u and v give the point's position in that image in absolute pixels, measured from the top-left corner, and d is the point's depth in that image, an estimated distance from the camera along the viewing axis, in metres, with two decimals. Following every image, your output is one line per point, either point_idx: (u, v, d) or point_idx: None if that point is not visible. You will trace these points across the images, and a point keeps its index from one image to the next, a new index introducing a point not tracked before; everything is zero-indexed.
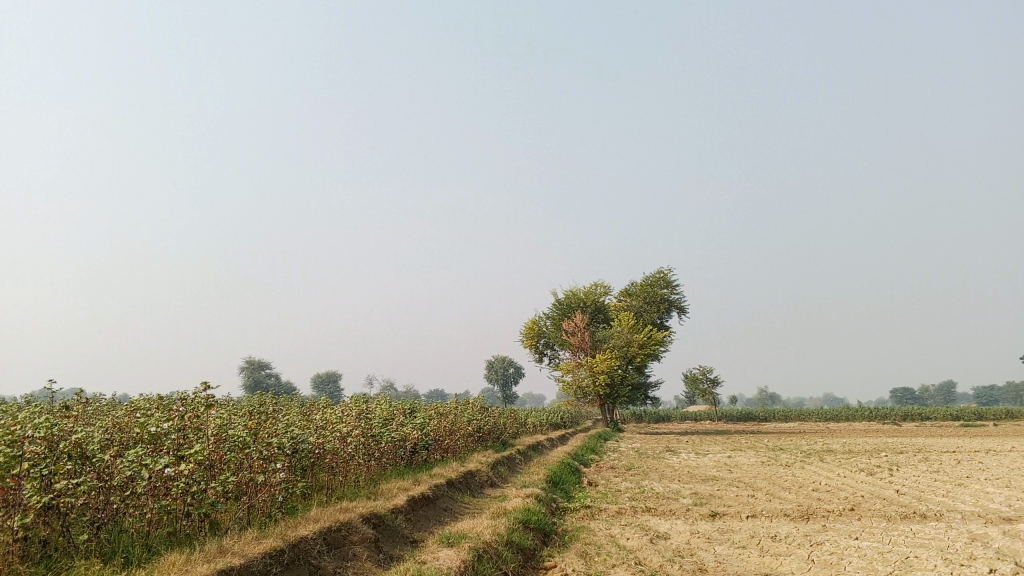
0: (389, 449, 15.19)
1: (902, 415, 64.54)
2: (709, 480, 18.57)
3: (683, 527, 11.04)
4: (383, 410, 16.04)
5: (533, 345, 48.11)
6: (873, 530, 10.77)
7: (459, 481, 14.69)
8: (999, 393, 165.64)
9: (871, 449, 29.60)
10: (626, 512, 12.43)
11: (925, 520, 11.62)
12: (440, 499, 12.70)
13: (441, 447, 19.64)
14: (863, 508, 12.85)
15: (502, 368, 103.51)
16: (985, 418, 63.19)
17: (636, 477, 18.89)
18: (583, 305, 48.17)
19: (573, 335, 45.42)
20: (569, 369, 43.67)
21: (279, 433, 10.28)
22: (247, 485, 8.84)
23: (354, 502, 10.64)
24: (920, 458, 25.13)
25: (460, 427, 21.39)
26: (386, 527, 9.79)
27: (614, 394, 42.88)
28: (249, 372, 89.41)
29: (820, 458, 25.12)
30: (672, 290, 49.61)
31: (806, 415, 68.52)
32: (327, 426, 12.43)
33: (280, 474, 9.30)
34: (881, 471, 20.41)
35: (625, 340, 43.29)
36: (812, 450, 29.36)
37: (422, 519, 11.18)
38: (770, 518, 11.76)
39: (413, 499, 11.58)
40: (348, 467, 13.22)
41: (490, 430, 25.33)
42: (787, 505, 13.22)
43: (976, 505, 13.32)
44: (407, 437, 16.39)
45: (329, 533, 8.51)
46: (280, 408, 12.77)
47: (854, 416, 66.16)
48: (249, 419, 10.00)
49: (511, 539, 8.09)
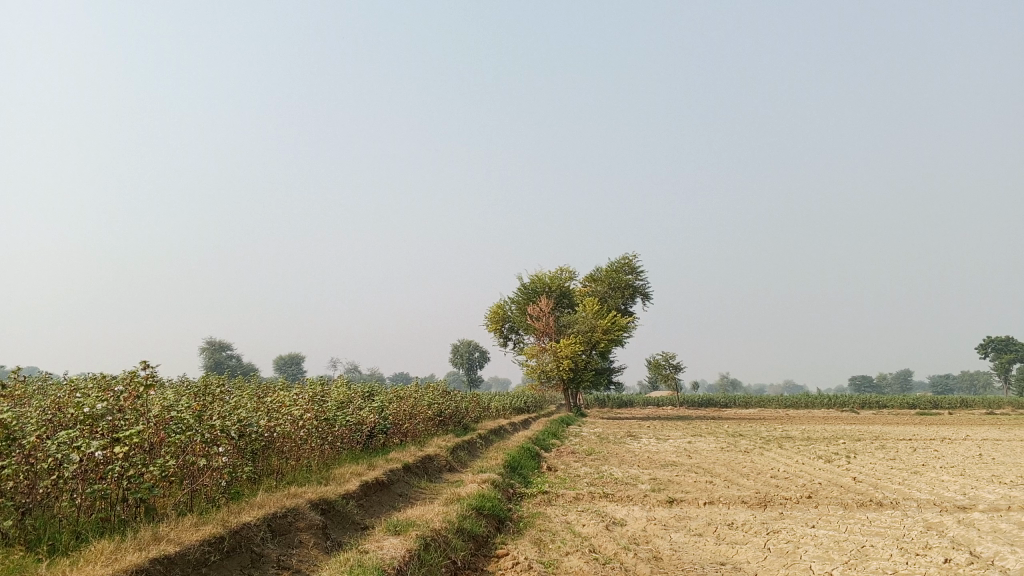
0: (344, 433, 14.90)
1: (860, 402, 65.54)
2: (669, 465, 18.52)
3: (640, 514, 10.92)
4: (340, 394, 15.74)
5: (498, 329, 47.90)
6: (829, 518, 10.73)
7: (416, 465, 14.46)
8: (955, 381, 169.15)
9: (829, 436, 29.89)
10: (583, 498, 12.29)
11: (881, 508, 11.62)
12: (395, 484, 12.46)
13: (400, 432, 19.39)
14: (820, 495, 12.84)
15: (467, 352, 103.29)
16: (940, 407, 64.29)
17: (596, 462, 18.80)
18: (549, 290, 48.05)
19: (538, 320, 45.29)
20: (534, 353, 43.52)
21: (225, 415, 9.94)
22: (189, 470, 8.50)
23: (303, 488, 10.35)
24: (878, 446, 25.39)
25: (420, 411, 21.14)
26: (336, 513, 9.53)
27: (578, 379, 42.86)
28: (210, 352, 88.12)
29: (780, 445, 25.28)
30: (637, 276, 49.67)
31: (767, 402, 69.34)
32: (278, 409, 12.10)
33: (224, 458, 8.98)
34: (839, 458, 20.55)
35: (590, 325, 43.27)
36: (772, 437, 29.57)
37: (374, 505, 10.93)
38: (727, 505, 11.68)
39: (366, 484, 11.33)
40: (300, 451, 12.92)
41: (451, 415, 25.11)
42: (745, 492, 13.18)
43: (931, 492, 13.38)
44: (364, 421, 16.12)
45: (274, 519, 8.22)
46: (230, 390, 12.43)
47: (813, 403, 67.05)
48: (194, 401, 9.63)
49: (463, 527, 7.86)
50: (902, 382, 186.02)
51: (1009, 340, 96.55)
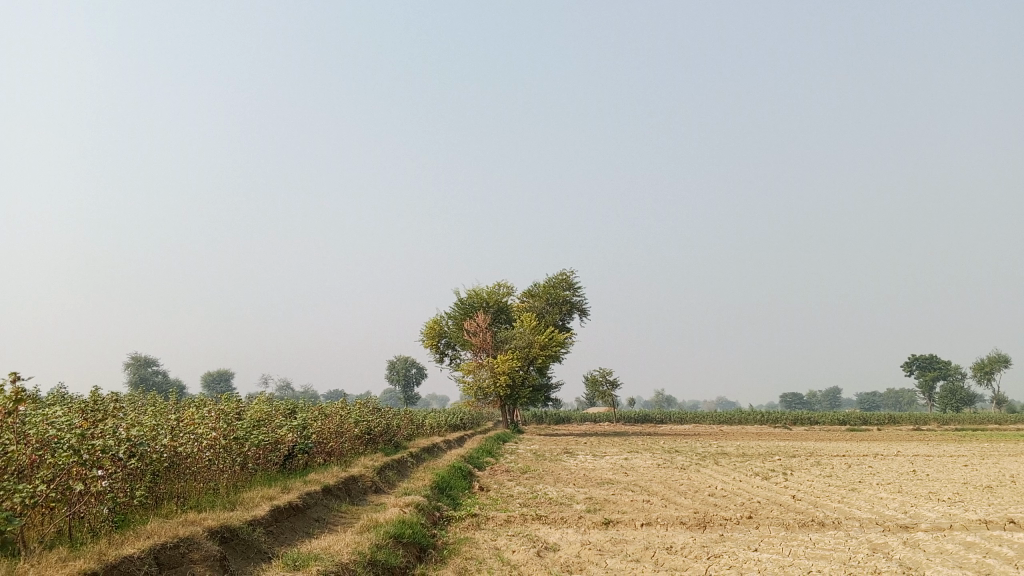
0: (258, 452, 13.89)
1: (793, 419, 66.32)
2: (605, 484, 17.92)
3: (574, 537, 10.22)
4: (257, 411, 14.73)
5: (434, 345, 46.90)
6: (770, 540, 10.22)
7: (337, 487, 13.52)
8: (880, 398, 173.54)
9: (764, 453, 29.79)
10: (515, 521, 11.55)
11: (823, 528, 11.19)
12: (311, 508, 11.53)
13: (324, 451, 18.37)
14: (760, 516, 12.32)
15: (404, 369, 101.62)
16: (869, 423, 65.32)
17: (530, 481, 18.04)
18: (486, 305, 47.35)
19: (475, 335, 44.52)
20: (470, 370, 42.68)
21: (113, 434, 8.90)
22: (62, 497, 7.45)
23: (204, 514, 9.37)
24: (812, 463, 25.22)
25: (346, 428, 20.12)
26: (239, 542, 8.61)
27: (515, 396, 42.13)
28: (135, 369, 84.64)
29: (715, 461, 24.96)
30: (575, 292, 49.32)
31: (702, 418, 69.67)
32: (180, 427, 11.08)
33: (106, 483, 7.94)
34: (774, 475, 20.25)
35: (527, 340, 42.72)
36: (707, 453, 29.36)
37: (285, 532, 10.02)
38: (665, 527, 11.08)
39: (277, 509, 10.41)
40: (205, 472, 11.88)
41: (381, 432, 24.11)
42: (683, 512, 12.61)
43: (872, 511, 13.06)
44: (282, 441, 15.12)
45: (163, 551, 7.26)
46: (126, 407, 11.34)
47: (747, 420, 67.65)
48: (78, 419, 8.56)
49: (376, 559, 7.04)
50: (830, 399, 190.02)
51: (932, 358, 99.29)
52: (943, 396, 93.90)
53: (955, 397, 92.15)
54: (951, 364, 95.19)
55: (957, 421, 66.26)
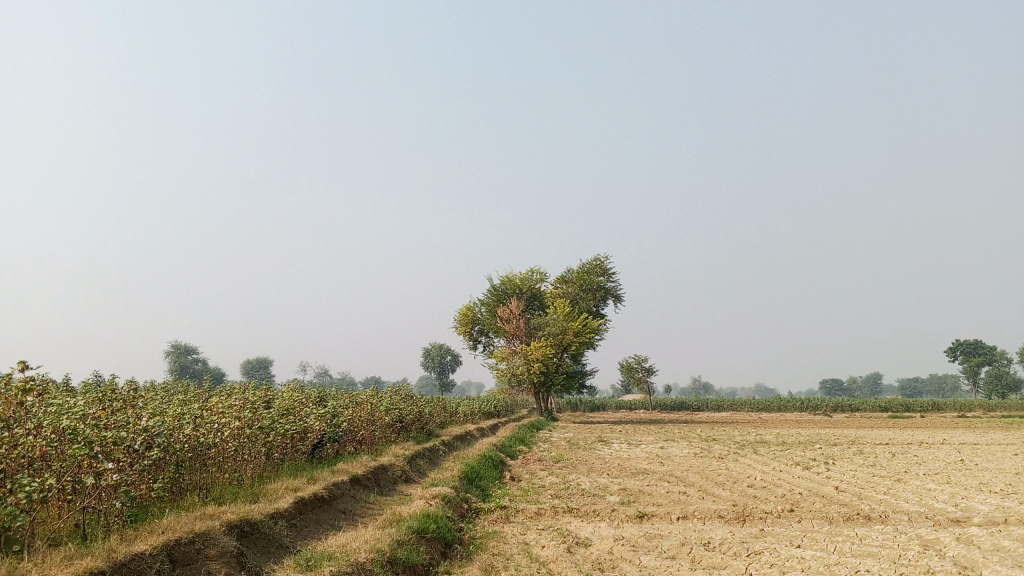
0: (284, 442, 13.67)
1: (833, 405, 65.14)
2: (640, 473, 17.45)
3: (607, 532, 9.81)
4: (284, 400, 14.52)
5: (467, 332, 46.62)
6: (814, 536, 9.70)
7: (365, 477, 13.25)
8: (923, 384, 170.17)
9: (804, 441, 29.09)
10: (546, 513, 11.16)
11: (870, 523, 10.64)
12: (337, 500, 11.28)
13: (354, 439, 18.15)
14: (803, 509, 11.78)
15: (439, 356, 101.69)
16: (912, 410, 63.76)
17: (562, 471, 17.63)
18: (519, 291, 46.94)
19: (508, 322, 44.13)
20: (503, 357, 42.31)
21: (131, 424, 8.65)
22: (71, 492, 7.20)
23: (225, 507, 9.11)
24: (855, 451, 24.47)
25: (377, 417, 19.86)
26: (259, 536, 8.36)
27: (549, 383, 41.74)
28: (175, 356, 85.85)
29: (754, 450, 24.31)
30: (609, 278, 48.73)
31: (740, 404, 68.76)
32: (202, 417, 10.86)
33: (120, 475, 7.69)
34: (816, 464, 19.60)
35: (561, 327, 42.29)
36: (744, 441, 28.73)
37: (310, 525, 9.76)
38: (702, 521, 10.62)
39: (302, 500, 10.17)
40: (229, 462, 11.67)
41: (413, 420, 23.87)
42: (722, 505, 12.10)
43: (921, 504, 12.47)
44: (310, 430, 14.90)
45: (177, 547, 7.00)
46: (150, 396, 11.17)
47: (785, 406, 66.60)
48: (94, 410, 8.35)
49: (396, 557, 6.70)
50: (870, 384, 187.05)
51: (977, 343, 96.88)
52: (988, 382, 91.53)
53: (1001, 382, 89.87)
54: (996, 349, 92.75)
55: (1004, 408, 64.44)
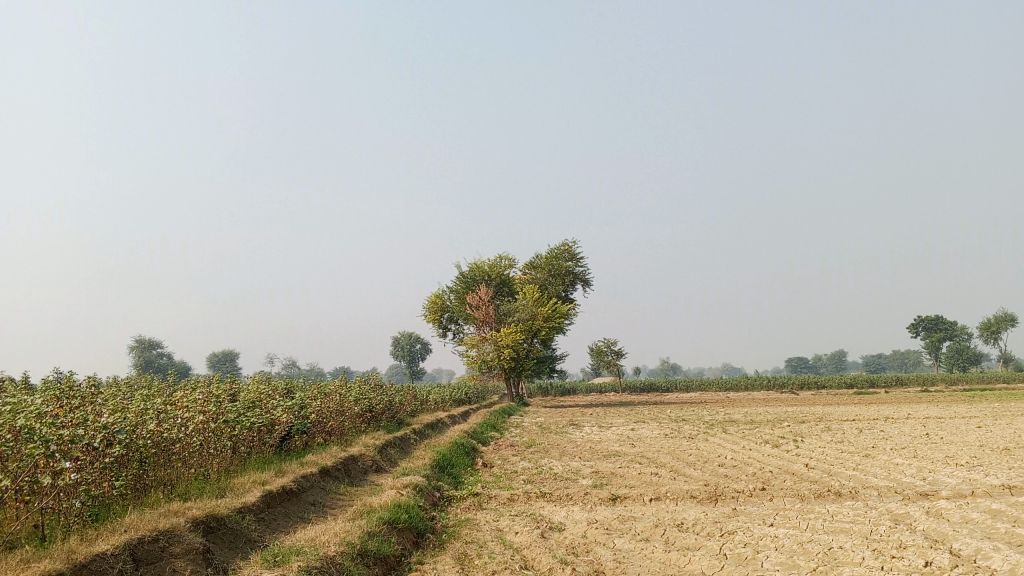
0: (250, 435, 13.44)
1: (800, 383, 66.03)
2: (613, 456, 17.46)
3: (580, 516, 9.75)
4: (250, 392, 14.27)
5: (437, 319, 46.40)
6: (786, 513, 9.74)
7: (334, 469, 13.08)
8: (886, 360, 173.24)
9: (773, 419, 29.39)
10: (519, 499, 11.08)
11: (841, 499, 10.72)
12: (306, 492, 11.10)
13: (324, 430, 17.94)
14: (774, 487, 11.82)
15: (408, 344, 101.22)
16: (876, 386, 64.83)
17: (534, 456, 17.59)
18: (488, 278, 46.79)
19: (477, 309, 43.98)
20: (473, 344, 42.19)
21: (90, 421, 8.39)
22: (26, 493, 6.95)
23: (190, 502, 8.90)
24: (823, 428, 24.76)
25: (347, 407, 19.65)
26: (227, 532, 8.18)
27: (519, 368, 41.72)
28: (140, 352, 84.60)
29: (724, 430, 24.49)
30: (577, 263, 48.77)
31: (708, 384, 69.45)
32: (165, 411, 10.61)
33: (79, 474, 7.45)
34: (786, 442, 19.78)
35: (530, 312, 42.26)
36: (715, 421, 28.94)
37: (279, 518, 9.58)
38: (675, 502, 10.63)
39: (270, 494, 9.97)
40: (195, 457, 11.43)
41: (384, 410, 23.68)
42: (694, 485, 12.11)
43: (889, 479, 12.59)
44: (277, 422, 14.67)
45: (140, 546, 6.79)
46: (110, 392, 10.88)
47: (754, 385, 67.37)
48: (50, 408, 8.08)
49: (366, 549, 6.57)
50: (836, 362, 190.02)
51: (938, 319, 98.79)
52: (949, 356, 93.40)
53: (961, 356, 91.78)
54: (957, 325, 94.58)
55: (965, 381, 65.75)
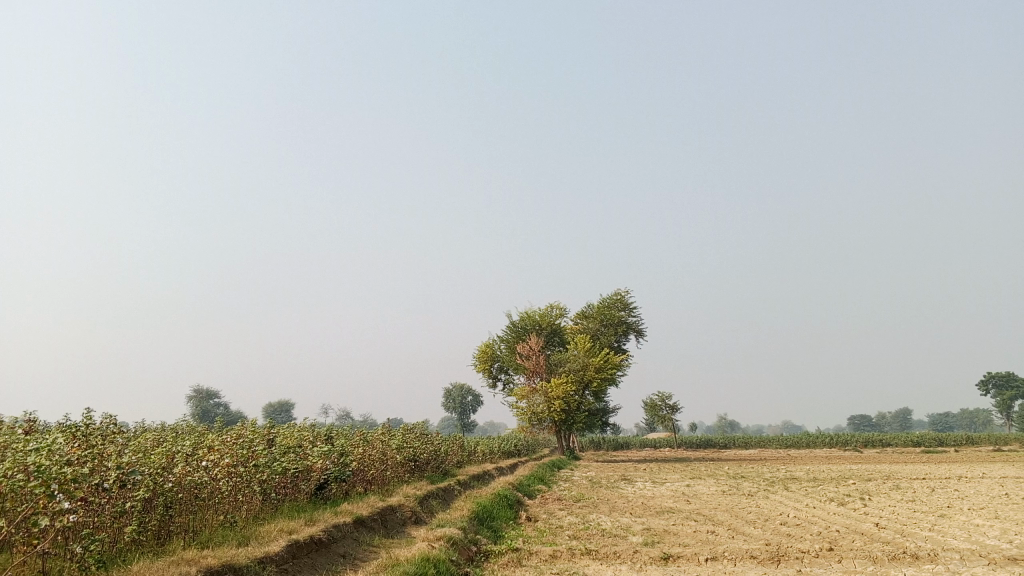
0: (282, 481, 12.91)
1: (863, 441, 63.30)
2: (666, 512, 16.48)
3: None
4: (287, 438, 13.82)
5: (487, 369, 45.78)
6: None
7: (370, 519, 12.46)
8: (954, 419, 166.25)
9: (837, 477, 27.85)
10: (562, 556, 10.30)
11: (920, 563, 9.67)
12: (337, 543, 10.49)
13: (364, 479, 17.40)
14: (843, 547, 10.84)
15: (460, 396, 100.32)
16: (945, 445, 61.81)
17: (583, 510, 16.73)
18: (538, 327, 46.13)
19: (527, 359, 43.29)
20: (524, 395, 41.39)
21: (104, 460, 7.89)
22: (19, 539, 6.40)
23: (207, 551, 8.34)
24: (892, 486, 23.26)
25: (389, 455, 19.06)
26: None
27: (570, 421, 40.68)
28: (198, 401, 85.67)
29: (785, 487, 23.20)
30: (629, 312, 47.81)
31: (767, 441, 67.04)
32: (193, 453, 10.18)
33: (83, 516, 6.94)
34: (852, 500, 18.51)
35: (581, 363, 41.35)
36: (775, 478, 27.54)
37: (304, 570, 8.96)
38: (734, 562, 9.72)
39: (296, 543, 9.41)
40: (221, 505, 10.90)
41: (428, 460, 23.03)
42: (754, 544, 11.16)
43: (971, 541, 11.47)
44: (313, 469, 14.16)
45: None
46: (134, 434, 10.45)
47: (814, 443, 64.81)
48: (70, 445, 7.63)
49: None
50: (899, 421, 183.55)
51: (1009, 376, 94.39)
52: (1023, 416, 88.89)
53: None
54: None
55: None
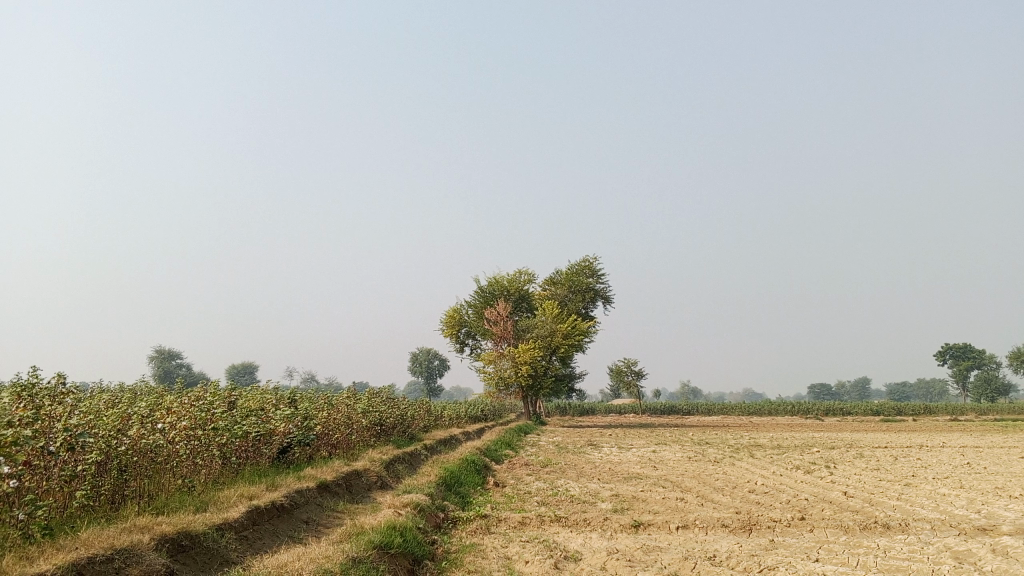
0: (243, 444, 12.54)
1: (824, 410, 64.26)
2: (634, 479, 16.37)
3: (599, 544, 8.70)
4: (248, 400, 13.41)
5: (454, 334, 45.47)
6: (831, 547, 8.66)
7: (334, 484, 12.15)
8: (910, 388, 169.97)
9: (801, 445, 28.12)
10: (531, 523, 10.07)
11: (891, 533, 9.60)
12: (299, 509, 10.16)
13: (328, 443, 17.06)
14: (815, 516, 10.74)
15: (426, 360, 99.95)
16: (903, 415, 62.97)
17: (550, 476, 16.58)
18: (506, 292, 45.85)
19: (495, 325, 43.02)
20: (491, 360, 41.18)
21: (50, 422, 7.42)
22: None
23: (162, 517, 7.96)
24: (855, 455, 23.48)
25: (355, 419, 18.74)
26: (201, 552, 7.26)
27: (537, 386, 40.62)
28: (159, 362, 84.33)
29: (750, 454, 23.31)
30: (598, 279, 47.70)
31: (730, 408, 67.78)
32: (148, 416, 9.73)
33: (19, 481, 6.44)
34: (818, 468, 18.58)
35: (549, 329, 41.18)
36: (740, 445, 27.70)
37: (264, 537, 8.62)
38: (705, 531, 9.56)
39: (257, 509, 9.07)
40: (177, 470, 10.49)
41: (394, 424, 22.72)
42: (725, 513, 11.02)
43: (939, 511, 11.46)
44: (274, 433, 13.78)
45: (89, 566, 5.85)
46: (85, 395, 9.97)
47: (776, 411, 65.65)
48: (15, 406, 7.14)
49: None
50: (858, 390, 187.18)
51: (966, 347, 96.33)
52: (977, 387, 90.80)
53: (990, 387, 89.01)
54: (985, 354, 92.23)
55: (996, 412, 63.48)
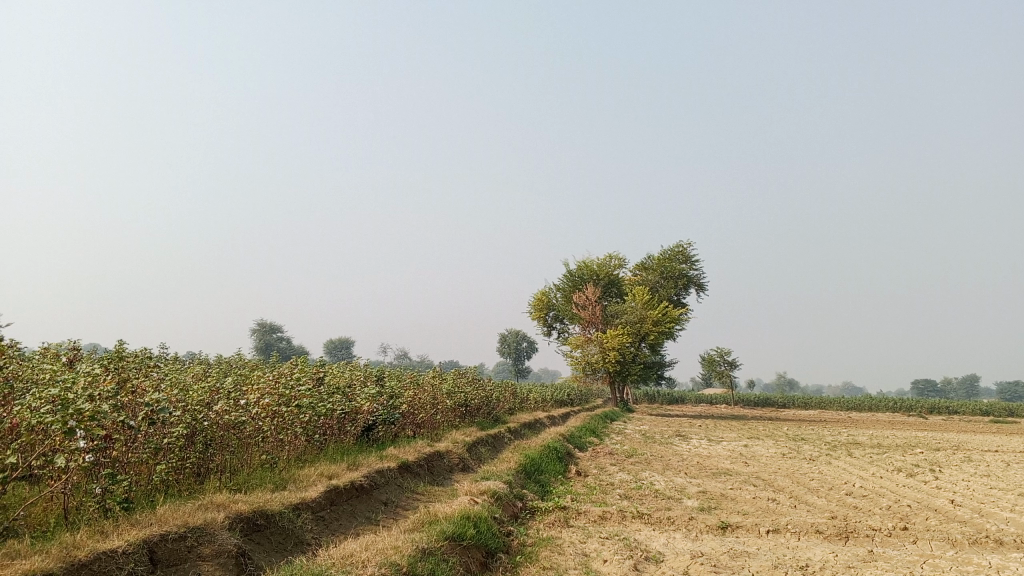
0: (328, 422, 12.60)
1: (929, 408, 61.17)
2: (722, 474, 15.73)
3: (683, 546, 8.26)
4: (334, 378, 13.45)
5: (542, 318, 45.23)
6: (936, 563, 7.98)
7: (416, 465, 12.07)
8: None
9: (902, 444, 26.69)
10: (612, 518, 9.70)
11: (1005, 550, 8.81)
12: (378, 489, 10.10)
13: (413, 423, 17.05)
14: (918, 526, 9.98)
15: (515, 342, 100.33)
16: (1016, 416, 59.34)
17: (635, 467, 16.11)
18: (597, 277, 45.26)
19: (584, 309, 42.53)
20: (578, 344, 40.79)
21: (135, 396, 7.50)
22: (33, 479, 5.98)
23: (240, 495, 7.98)
24: (962, 458, 22.03)
25: (440, 400, 18.68)
26: (275, 531, 7.23)
27: (624, 372, 40.02)
28: (261, 335, 87.46)
29: (846, 453, 22.19)
30: (691, 266, 46.54)
31: (827, 402, 65.35)
32: (235, 392, 9.82)
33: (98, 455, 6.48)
34: (921, 472, 17.47)
35: (639, 315, 40.42)
36: (836, 442, 26.50)
37: (341, 518, 8.60)
38: (797, 537, 9.00)
39: (336, 489, 9.04)
40: (262, 445, 10.58)
41: (479, 407, 22.61)
42: (820, 517, 10.37)
43: None
44: (359, 411, 13.84)
45: (162, 544, 5.84)
46: (176, 368, 10.14)
47: (877, 407, 62.90)
48: (102, 378, 7.24)
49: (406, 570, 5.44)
50: (967, 387, 178.16)
51: None
52: None
53: None
54: None
55: None
